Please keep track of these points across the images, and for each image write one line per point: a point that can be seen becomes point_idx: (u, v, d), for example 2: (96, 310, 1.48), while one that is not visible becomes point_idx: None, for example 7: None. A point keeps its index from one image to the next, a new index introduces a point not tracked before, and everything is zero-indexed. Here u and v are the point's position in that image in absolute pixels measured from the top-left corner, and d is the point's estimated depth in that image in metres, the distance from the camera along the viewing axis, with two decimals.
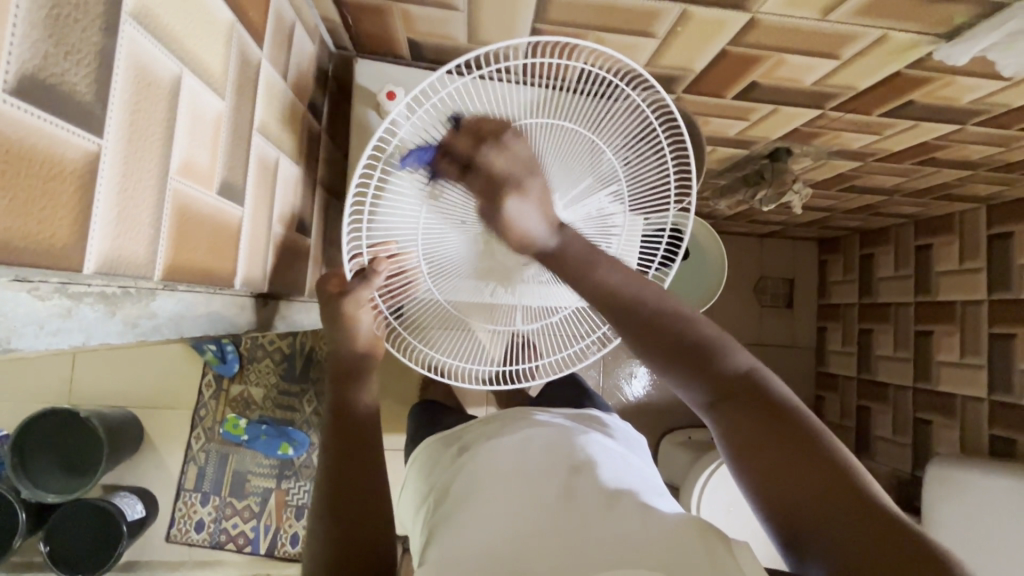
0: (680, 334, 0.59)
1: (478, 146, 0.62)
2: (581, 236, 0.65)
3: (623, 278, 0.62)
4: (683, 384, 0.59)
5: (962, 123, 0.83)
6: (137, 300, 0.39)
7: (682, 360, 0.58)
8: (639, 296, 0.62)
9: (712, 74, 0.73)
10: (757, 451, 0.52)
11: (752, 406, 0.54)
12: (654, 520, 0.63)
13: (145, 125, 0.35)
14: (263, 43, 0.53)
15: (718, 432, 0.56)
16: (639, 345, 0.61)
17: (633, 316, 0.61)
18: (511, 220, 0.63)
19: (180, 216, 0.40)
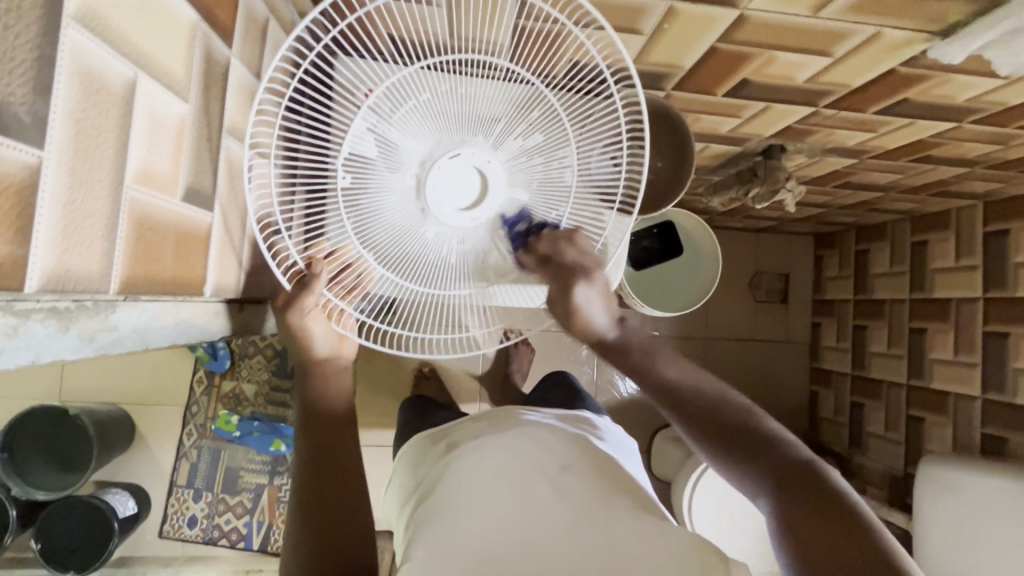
0: (736, 420, 0.63)
1: (558, 241, 0.67)
2: (636, 330, 0.75)
3: (681, 371, 0.68)
4: (737, 468, 0.60)
5: (957, 122, 0.81)
6: (93, 314, 0.38)
7: (737, 443, 0.61)
8: (692, 388, 0.66)
9: (702, 72, 0.71)
10: (816, 539, 0.52)
11: (806, 489, 0.55)
12: (649, 521, 0.67)
13: (95, 134, 0.34)
14: (232, 41, 0.51)
15: (773, 514, 0.56)
16: (691, 426, 0.64)
17: (684, 398, 0.66)
18: (580, 307, 0.71)
19: (139, 226, 0.39)
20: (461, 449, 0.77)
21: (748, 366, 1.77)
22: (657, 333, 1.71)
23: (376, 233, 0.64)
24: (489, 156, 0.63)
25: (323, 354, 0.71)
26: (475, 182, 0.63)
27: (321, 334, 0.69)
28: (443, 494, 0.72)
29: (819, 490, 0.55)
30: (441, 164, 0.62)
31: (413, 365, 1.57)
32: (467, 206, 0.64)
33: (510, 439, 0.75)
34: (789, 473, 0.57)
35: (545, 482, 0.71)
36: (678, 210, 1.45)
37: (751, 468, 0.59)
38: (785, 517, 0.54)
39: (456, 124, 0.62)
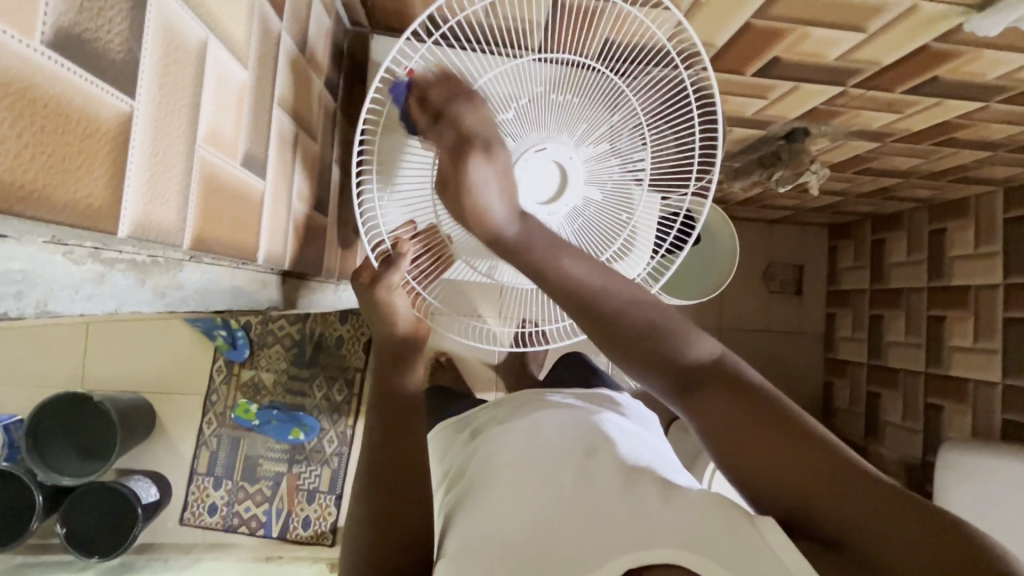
0: (649, 325, 0.59)
1: (447, 108, 0.63)
2: (541, 225, 0.64)
3: (587, 269, 0.61)
4: (656, 376, 0.58)
5: (984, 102, 0.82)
6: (165, 270, 0.39)
7: (655, 353, 0.58)
8: (593, 292, 0.60)
9: (734, 50, 0.72)
10: (742, 438, 0.52)
11: (731, 392, 0.54)
12: (676, 500, 0.60)
13: (174, 89, 0.35)
14: (283, 15, 0.53)
15: (698, 420, 0.55)
16: (609, 346, 0.60)
17: (588, 312, 0.60)
18: (474, 186, 0.62)
19: (207, 185, 0.40)
20: (487, 434, 0.79)
21: (763, 357, 1.77)
22: None
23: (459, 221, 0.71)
24: (571, 152, 0.67)
25: (404, 332, 0.74)
26: (555, 176, 0.67)
27: (403, 311, 0.74)
28: (474, 475, 0.74)
29: (740, 391, 0.54)
30: (527, 156, 0.66)
31: (431, 354, 1.58)
32: (547, 199, 0.68)
33: (532, 424, 0.77)
34: (708, 379, 0.55)
35: (573, 460, 0.70)
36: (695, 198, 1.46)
37: (672, 381, 0.57)
38: (717, 428, 0.54)
39: (543, 123, 0.67)
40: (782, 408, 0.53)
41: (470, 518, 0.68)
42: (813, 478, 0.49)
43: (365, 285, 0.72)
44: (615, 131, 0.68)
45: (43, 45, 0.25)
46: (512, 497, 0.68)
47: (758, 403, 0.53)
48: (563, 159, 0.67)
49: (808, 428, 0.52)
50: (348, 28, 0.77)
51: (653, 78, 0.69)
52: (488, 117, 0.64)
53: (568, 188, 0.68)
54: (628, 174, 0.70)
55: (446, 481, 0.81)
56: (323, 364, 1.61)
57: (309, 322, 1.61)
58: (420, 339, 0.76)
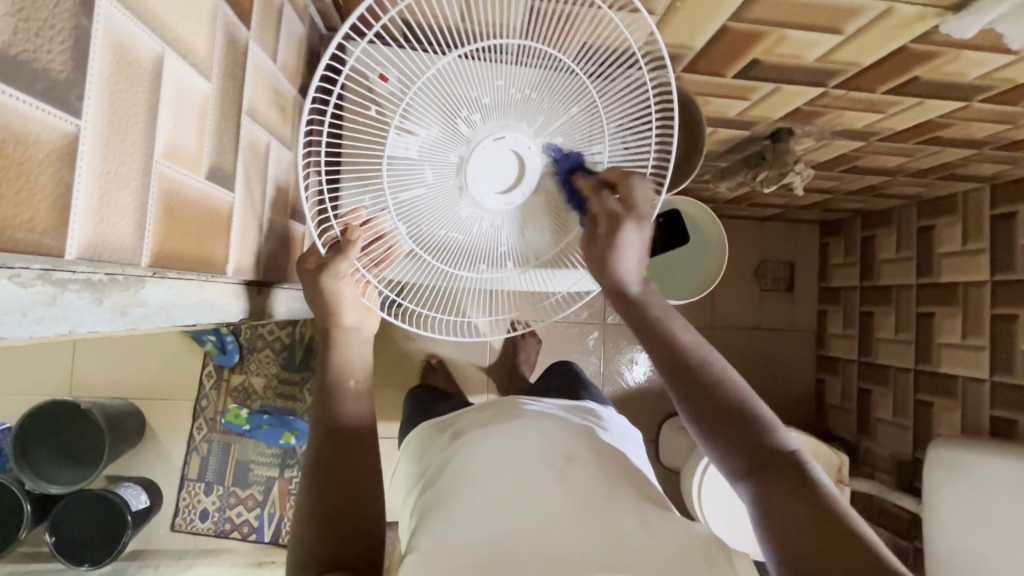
0: (734, 405, 0.63)
1: (626, 179, 0.67)
2: (658, 293, 0.73)
3: (693, 339, 0.68)
4: (725, 452, 0.62)
5: (966, 101, 0.81)
6: (124, 288, 0.38)
7: (733, 430, 0.62)
8: (695, 364, 0.67)
9: (713, 52, 0.71)
10: (793, 520, 0.55)
11: (794, 479, 0.57)
12: (656, 522, 0.65)
13: (126, 106, 0.34)
14: (250, 23, 0.52)
15: (753, 499, 0.58)
16: (691, 406, 0.64)
17: (686, 371, 0.66)
18: (623, 246, 0.69)
19: (167, 201, 0.40)
20: (466, 437, 0.78)
21: (755, 354, 1.78)
22: None
23: (415, 209, 0.68)
24: (530, 140, 0.67)
25: (350, 323, 0.71)
26: (513, 164, 0.67)
27: (348, 301, 0.70)
28: (451, 476, 0.72)
29: (801, 483, 0.57)
30: (483, 145, 0.66)
31: (421, 356, 1.58)
32: (504, 188, 0.69)
33: (516, 428, 0.76)
34: (777, 461, 0.59)
35: (554, 468, 0.71)
36: (683, 197, 1.46)
37: (742, 457, 0.60)
38: (769, 506, 0.57)
39: (500, 109, 0.65)
40: (840, 513, 0.55)
41: (443, 519, 0.66)
42: (851, 575, 0.50)
43: (311, 272, 0.66)
44: (570, 120, 0.68)
45: None
46: (492, 504, 0.67)
47: (818, 500, 0.56)
48: (522, 148, 0.67)
49: (865, 538, 0.53)
50: (324, 33, 0.76)
51: (624, 85, 0.68)
52: (642, 195, 0.68)
53: (525, 176, 0.68)
54: (586, 162, 0.70)
55: (422, 483, 0.80)
56: (314, 368, 1.61)
57: (299, 326, 1.60)
58: (366, 330, 0.73)
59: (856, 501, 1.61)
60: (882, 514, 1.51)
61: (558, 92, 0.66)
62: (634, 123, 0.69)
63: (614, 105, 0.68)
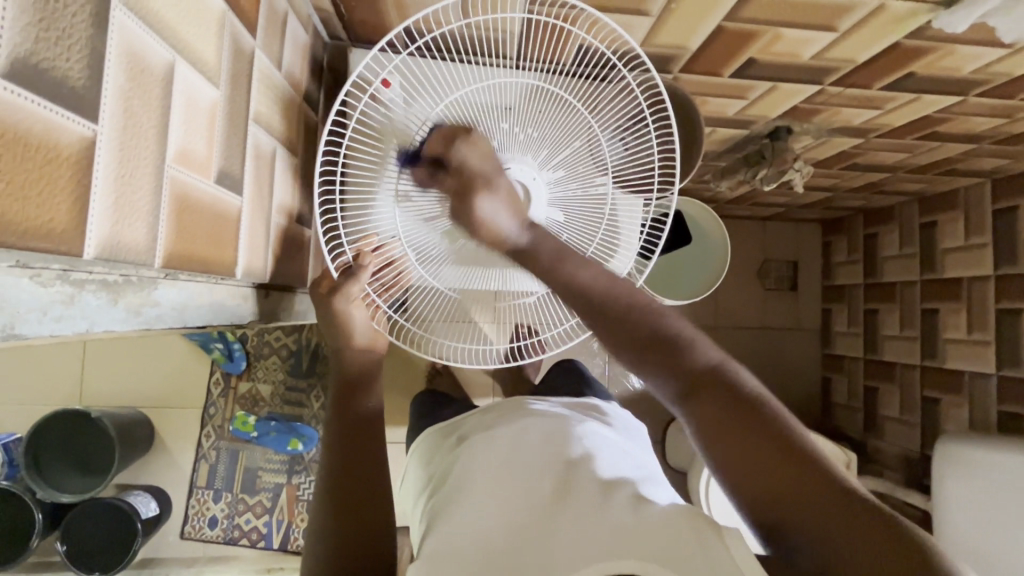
0: (649, 328, 0.61)
1: (451, 146, 0.63)
2: (552, 235, 0.66)
3: (593, 275, 0.64)
4: (654, 377, 0.59)
5: (962, 96, 0.82)
6: (137, 289, 0.39)
7: (653, 355, 0.59)
8: (604, 296, 0.63)
9: (710, 53, 0.72)
10: (727, 437, 0.53)
11: (721, 394, 0.55)
12: (650, 509, 0.63)
13: (141, 112, 0.35)
14: (256, 33, 0.53)
15: (688, 421, 0.57)
16: (610, 344, 0.62)
17: (599, 313, 0.62)
18: (485, 219, 0.63)
19: (179, 205, 0.41)
20: (470, 440, 0.79)
21: (760, 354, 1.77)
22: None
23: (423, 236, 0.70)
24: (535, 173, 0.67)
25: (362, 342, 0.74)
26: (520, 195, 0.66)
27: (360, 323, 0.74)
28: (457, 478, 0.73)
29: (729, 393, 0.55)
30: (491, 176, 0.68)
31: (426, 361, 1.58)
32: (511, 218, 0.71)
33: (517, 430, 0.77)
34: (702, 381, 0.56)
35: (555, 469, 0.71)
36: (684, 198, 1.47)
37: (668, 381, 0.58)
38: (706, 434, 0.55)
39: (506, 143, 0.67)
40: (770, 416, 0.53)
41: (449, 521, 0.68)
42: (791, 482, 0.50)
43: (325, 295, 0.72)
44: (577, 149, 0.69)
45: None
46: (497, 504, 0.68)
47: (746, 411, 0.54)
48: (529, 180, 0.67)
49: (795, 438, 0.52)
50: (327, 42, 0.77)
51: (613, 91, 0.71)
52: (484, 147, 0.63)
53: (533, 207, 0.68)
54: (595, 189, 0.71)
55: (429, 488, 0.81)
56: (320, 374, 1.62)
57: (304, 332, 1.61)
58: (378, 348, 0.77)
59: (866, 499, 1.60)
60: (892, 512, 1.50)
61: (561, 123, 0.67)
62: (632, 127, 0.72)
63: (610, 118, 0.71)
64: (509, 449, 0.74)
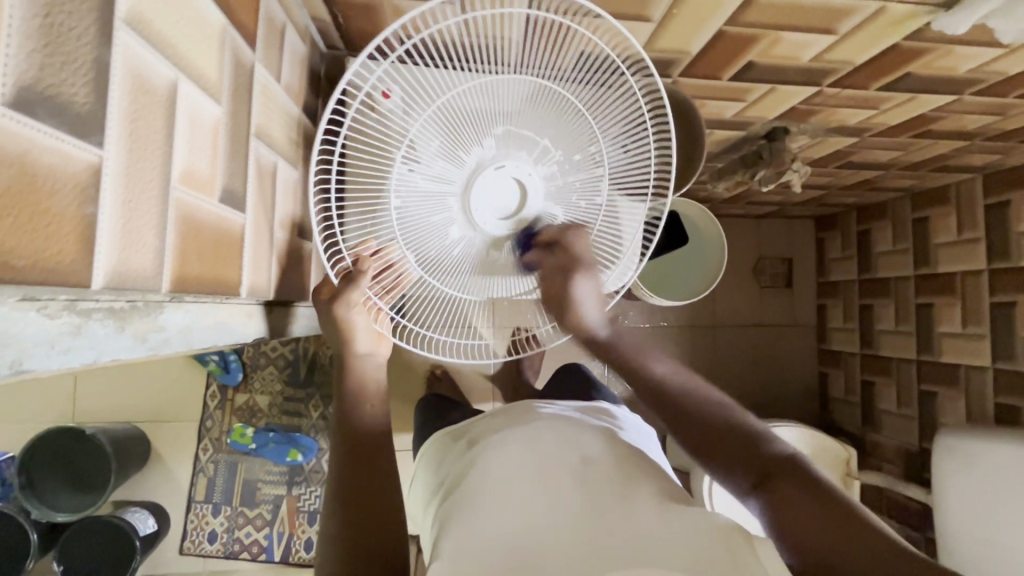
0: (722, 418, 0.67)
1: (563, 238, 0.72)
2: (629, 329, 0.79)
3: (670, 370, 0.72)
4: (727, 471, 0.64)
5: (958, 94, 0.83)
6: (144, 314, 0.38)
7: (726, 447, 0.64)
8: (677, 395, 0.70)
9: (709, 57, 0.72)
10: (800, 519, 0.56)
11: (797, 482, 0.59)
12: (676, 519, 0.64)
13: (146, 133, 0.34)
14: (255, 46, 0.52)
15: (762, 513, 0.60)
16: (683, 441, 0.68)
17: (671, 403, 0.69)
18: (579, 300, 0.75)
19: (184, 226, 0.40)
20: (482, 444, 0.78)
21: (757, 352, 1.78)
22: (666, 323, 1.72)
23: (419, 236, 0.69)
24: (530, 169, 0.69)
25: (364, 349, 0.73)
26: (515, 192, 0.69)
27: (361, 329, 0.72)
28: (469, 487, 0.73)
29: (797, 476, 0.59)
30: (486, 173, 0.67)
31: (425, 367, 1.57)
32: (507, 214, 0.70)
33: (531, 434, 0.76)
34: (771, 464, 0.61)
35: (570, 473, 0.71)
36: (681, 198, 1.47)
37: (740, 471, 0.63)
38: (778, 517, 0.58)
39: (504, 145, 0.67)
40: (835, 496, 0.57)
41: (463, 527, 0.67)
42: (862, 555, 0.52)
43: (325, 303, 0.71)
44: (569, 144, 0.68)
45: (5, 106, 0.24)
46: (512, 512, 0.67)
47: (813, 493, 0.58)
48: (522, 175, 0.68)
49: (877, 529, 0.54)
50: (324, 51, 0.76)
51: (616, 94, 0.68)
52: (586, 243, 0.73)
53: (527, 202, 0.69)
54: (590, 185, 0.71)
55: (440, 493, 0.80)
56: (318, 383, 1.60)
57: (301, 342, 1.59)
58: (379, 355, 0.75)
59: (865, 493, 1.62)
60: (892, 505, 1.51)
61: (553, 117, 0.67)
62: (633, 129, 0.69)
63: (613, 124, 0.69)
64: (525, 455, 0.73)
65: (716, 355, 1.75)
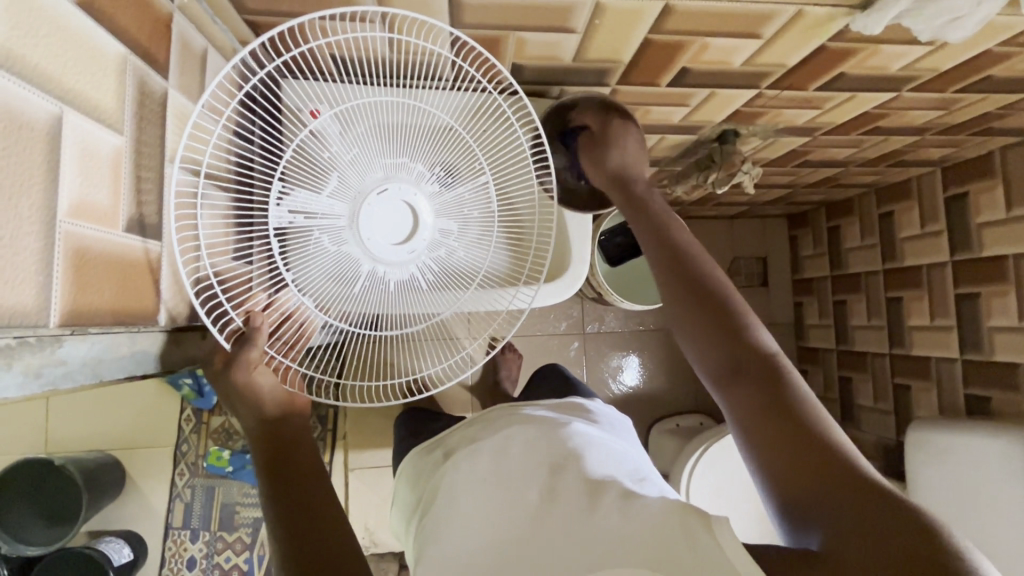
0: (719, 302, 0.64)
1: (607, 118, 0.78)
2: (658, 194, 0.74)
3: (689, 239, 0.69)
4: (708, 348, 0.62)
5: (896, 92, 0.84)
6: (36, 349, 0.38)
7: (717, 324, 0.62)
8: (689, 254, 0.67)
9: (642, 64, 0.73)
10: (773, 424, 0.56)
11: (771, 388, 0.58)
12: (637, 510, 0.62)
13: (20, 169, 0.34)
14: (168, 73, 0.52)
15: (735, 401, 0.59)
16: (676, 307, 0.65)
17: (679, 263, 0.67)
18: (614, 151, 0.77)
19: (77, 259, 0.39)
20: (456, 456, 0.76)
21: None
22: (644, 327, 1.72)
23: (308, 273, 0.64)
24: (415, 190, 0.65)
25: (276, 412, 0.67)
26: (406, 218, 0.65)
27: (268, 389, 0.66)
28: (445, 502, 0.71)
29: (775, 382, 0.58)
30: (370, 201, 0.64)
31: None
32: (400, 240, 0.65)
33: (499, 443, 0.74)
34: (749, 363, 0.60)
35: (539, 475, 0.70)
36: None
37: (722, 354, 0.61)
38: (753, 410, 0.58)
39: (388, 167, 0.65)
40: (811, 416, 0.56)
41: (437, 549, 0.67)
42: (816, 480, 0.52)
43: (221, 370, 0.63)
44: (459, 164, 0.68)
45: None
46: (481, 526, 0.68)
47: (787, 408, 0.56)
48: (410, 198, 0.65)
49: (847, 457, 0.53)
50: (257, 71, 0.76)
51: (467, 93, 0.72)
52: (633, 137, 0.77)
53: (420, 227, 0.66)
54: (487, 207, 0.70)
55: (419, 508, 0.79)
56: None
57: None
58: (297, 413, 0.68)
59: None
60: None
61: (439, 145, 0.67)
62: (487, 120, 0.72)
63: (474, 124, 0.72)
64: (494, 469, 0.72)
65: None
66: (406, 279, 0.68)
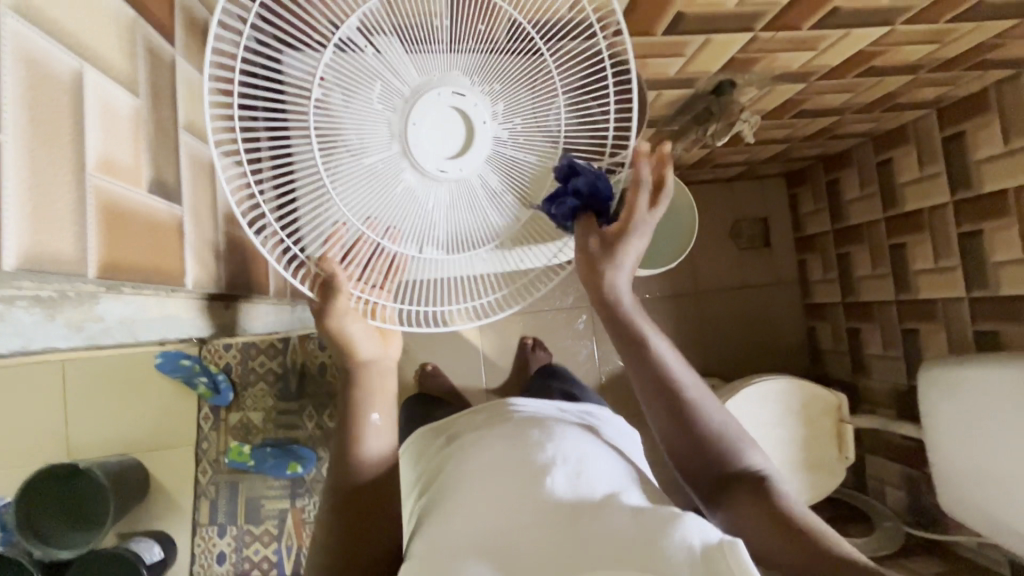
0: (699, 421, 0.69)
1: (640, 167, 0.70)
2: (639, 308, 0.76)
3: (672, 356, 0.73)
4: (695, 468, 0.68)
5: (891, 26, 0.85)
6: (77, 304, 0.39)
7: (702, 448, 0.68)
8: (676, 379, 0.71)
9: (638, 12, 0.74)
10: (763, 529, 0.60)
11: (760, 496, 0.63)
12: (649, 520, 0.59)
13: (48, 120, 0.35)
14: (175, 42, 0.54)
15: (730, 514, 0.64)
16: (666, 435, 0.71)
17: (663, 384, 0.71)
18: (632, 241, 0.72)
19: (108, 214, 0.40)
20: (462, 441, 0.79)
21: (742, 313, 1.80)
22: (650, 295, 1.73)
23: (354, 184, 0.64)
24: (473, 106, 0.65)
25: (369, 355, 0.73)
26: (456, 133, 0.65)
27: (362, 336, 0.71)
28: (451, 473, 0.73)
29: (766, 492, 0.63)
30: (420, 113, 0.64)
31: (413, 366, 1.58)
32: (450, 159, 0.66)
33: (519, 430, 0.75)
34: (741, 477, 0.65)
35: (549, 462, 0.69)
36: None
37: (710, 478, 0.67)
38: (741, 516, 0.62)
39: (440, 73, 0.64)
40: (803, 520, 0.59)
41: (446, 515, 0.67)
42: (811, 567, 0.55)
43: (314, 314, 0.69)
44: (507, 86, 0.66)
45: None
46: (490, 497, 0.67)
47: (782, 513, 0.60)
48: (463, 103, 0.64)
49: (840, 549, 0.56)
50: None
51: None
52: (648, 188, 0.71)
53: (475, 139, 0.66)
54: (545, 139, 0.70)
55: (419, 486, 0.80)
56: (310, 394, 1.61)
57: (289, 354, 1.60)
58: (388, 357, 0.75)
59: (863, 440, 1.63)
60: (890, 447, 1.52)
61: (510, 58, 0.65)
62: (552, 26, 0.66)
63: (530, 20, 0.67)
64: (507, 450, 0.72)
65: (703, 320, 1.77)
66: (446, 201, 0.69)
